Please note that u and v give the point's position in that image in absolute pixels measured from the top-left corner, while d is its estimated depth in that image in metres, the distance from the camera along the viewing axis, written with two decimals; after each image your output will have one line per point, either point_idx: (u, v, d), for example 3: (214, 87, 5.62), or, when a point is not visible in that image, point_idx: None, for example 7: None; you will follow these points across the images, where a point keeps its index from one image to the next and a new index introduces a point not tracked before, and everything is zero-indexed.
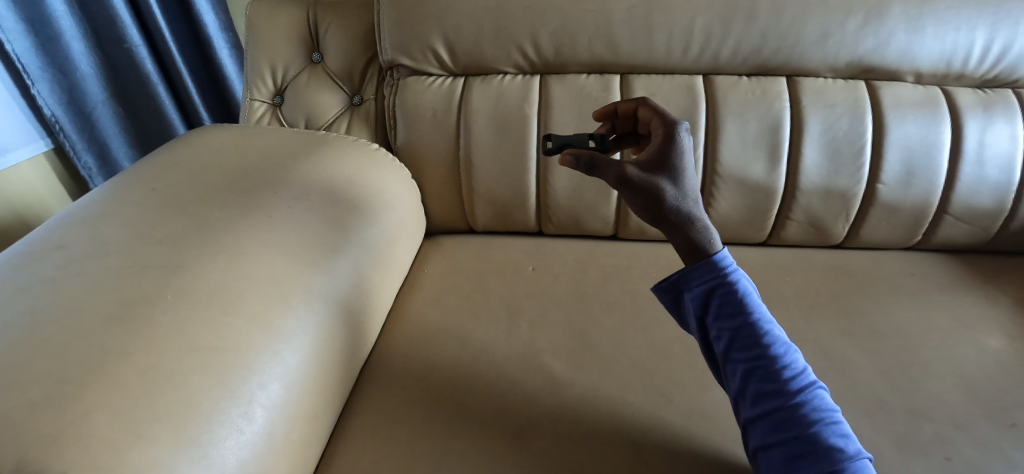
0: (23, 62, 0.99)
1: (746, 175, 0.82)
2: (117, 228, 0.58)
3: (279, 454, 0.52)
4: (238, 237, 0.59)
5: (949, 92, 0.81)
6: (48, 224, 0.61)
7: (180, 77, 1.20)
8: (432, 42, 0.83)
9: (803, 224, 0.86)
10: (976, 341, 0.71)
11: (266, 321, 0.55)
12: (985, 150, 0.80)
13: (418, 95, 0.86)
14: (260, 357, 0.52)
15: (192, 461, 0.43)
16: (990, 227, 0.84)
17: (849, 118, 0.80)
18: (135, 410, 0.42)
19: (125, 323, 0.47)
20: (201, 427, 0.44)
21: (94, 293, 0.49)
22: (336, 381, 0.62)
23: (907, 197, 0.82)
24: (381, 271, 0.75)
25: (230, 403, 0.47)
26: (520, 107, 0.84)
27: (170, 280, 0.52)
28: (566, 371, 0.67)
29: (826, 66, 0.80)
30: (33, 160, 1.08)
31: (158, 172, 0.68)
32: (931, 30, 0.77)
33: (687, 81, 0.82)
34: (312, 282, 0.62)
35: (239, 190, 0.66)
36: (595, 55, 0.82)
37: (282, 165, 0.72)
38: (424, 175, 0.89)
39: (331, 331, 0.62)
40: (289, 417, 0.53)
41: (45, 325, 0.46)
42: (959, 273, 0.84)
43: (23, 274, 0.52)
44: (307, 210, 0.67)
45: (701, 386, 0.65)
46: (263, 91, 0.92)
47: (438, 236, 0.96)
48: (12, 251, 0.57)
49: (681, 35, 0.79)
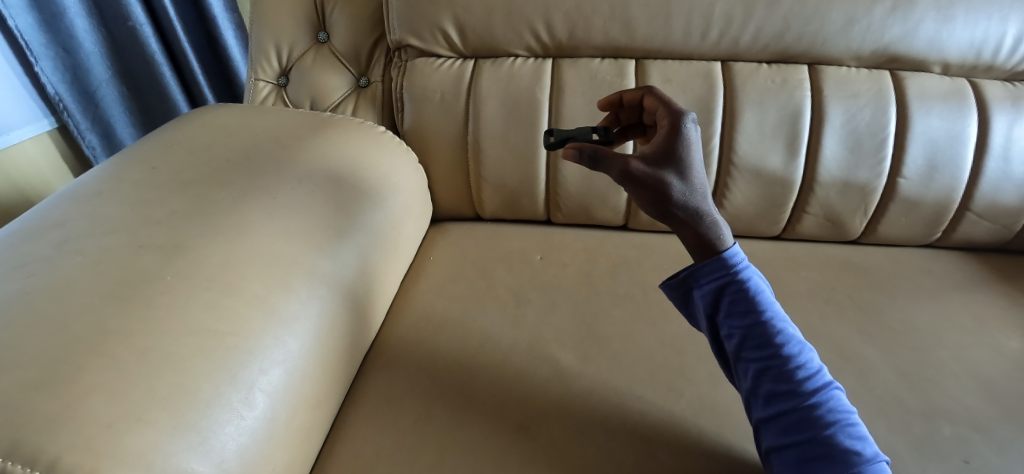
0: (26, 38, 0.98)
1: (762, 167, 0.80)
2: (117, 208, 0.56)
3: (283, 440, 0.50)
4: (239, 218, 0.57)
5: (976, 84, 0.78)
6: (44, 202, 0.59)
7: (185, 57, 1.18)
8: (441, 22, 0.81)
9: (819, 218, 0.83)
10: (996, 341, 0.69)
11: (267, 304, 0.53)
12: (1011, 146, 0.77)
13: (425, 76, 0.83)
14: (261, 342, 0.50)
15: (190, 447, 0.41)
16: (1012, 225, 0.81)
17: (871, 109, 0.77)
18: (131, 392, 0.41)
19: (123, 304, 0.46)
20: (200, 412, 0.43)
21: (92, 275, 0.48)
22: (340, 367, 0.61)
23: (928, 192, 0.79)
24: (387, 255, 0.73)
25: (230, 387, 0.46)
26: (531, 92, 0.81)
27: (170, 262, 0.50)
28: (574, 363, 0.66)
29: (850, 55, 0.77)
30: (37, 139, 1.06)
31: (160, 151, 0.67)
32: (962, 18, 0.74)
33: (704, 67, 0.80)
34: (315, 266, 0.59)
35: (241, 172, 0.64)
36: (609, 38, 0.79)
37: (285, 145, 0.70)
38: (431, 158, 0.87)
39: (335, 318, 0.60)
40: (291, 403, 0.52)
41: (41, 306, 0.44)
42: (980, 272, 0.81)
43: (19, 252, 0.51)
44: (311, 193, 0.65)
45: (712, 380, 0.63)
46: (267, 71, 0.90)
47: (444, 222, 0.94)
48: (9, 228, 0.56)
49: (700, 20, 0.77)
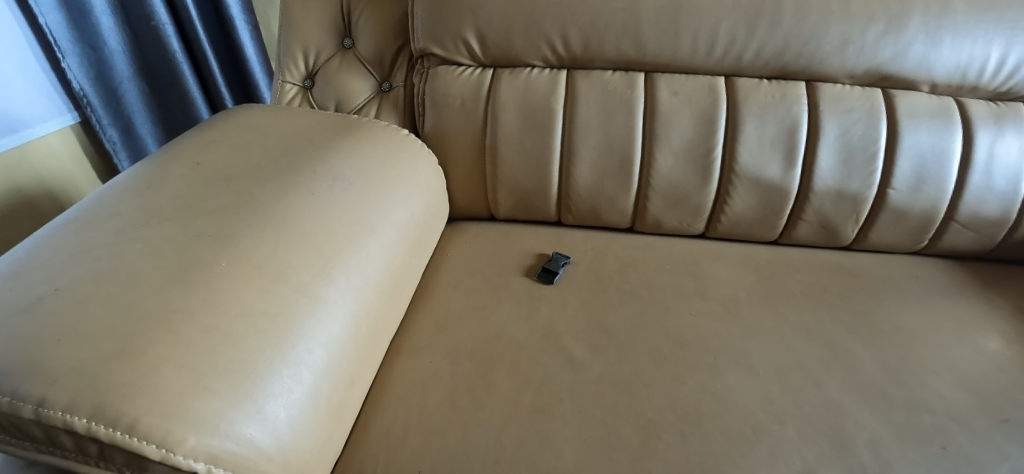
0: (55, 35, 1.02)
1: (762, 176, 0.85)
2: (169, 200, 0.61)
3: (325, 414, 0.55)
4: (281, 212, 0.62)
5: (962, 102, 0.84)
6: (96, 193, 0.64)
7: (204, 56, 1.23)
8: (463, 33, 0.86)
9: (814, 224, 0.89)
10: (976, 341, 0.74)
11: (310, 289, 0.57)
12: (994, 161, 0.82)
13: (447, 83, 0.89)
14: (306, 324, 0.55)
15: (248, 415, 0.46)
16: (994, 235, 0.87)
17: (864, 123, 0.83)
18: (198, 364, 0.46)
19: (182, 286, 0.50)
20: (256, 384, 0.48)
21: (146, 259, 0.53)
22: (371, 351, 0.65)
23: (916, 202, 0.85)
24: (411, 250, 0.77)
25: (281, 363, 0.51)
26: (546, 100, 0.86)
27: (221, 249, 0.55)
28: (585, 354, 0.70)
29: (845, 72, 0.83)
30: (60, 133, 1.11)
31: (202, 148, 0.71)
32: (949, 41, 0.80)
33: (709, 81, 0.85)
34: (350, 256, 0.64)
35: (280, 169, 0.69)
36: (621, 52, 0.84)
37: (318, 145, 0.75)
38: (449, 160, 0.92)
39: (368, 305, 0.65)
40: (331, 381, 0.56)
41: (105, 285, 0.49)
42: (964, 279, 0.86)
43: (81, 237, 0.55)
44: (345, 189, 0.70)
45: (713, 371, 0.68)
46: (294, 74, 0.95)
47: (459, 221, 0.99)
48: (67, 216, 0.60)
49: (706, 37, 0.82)
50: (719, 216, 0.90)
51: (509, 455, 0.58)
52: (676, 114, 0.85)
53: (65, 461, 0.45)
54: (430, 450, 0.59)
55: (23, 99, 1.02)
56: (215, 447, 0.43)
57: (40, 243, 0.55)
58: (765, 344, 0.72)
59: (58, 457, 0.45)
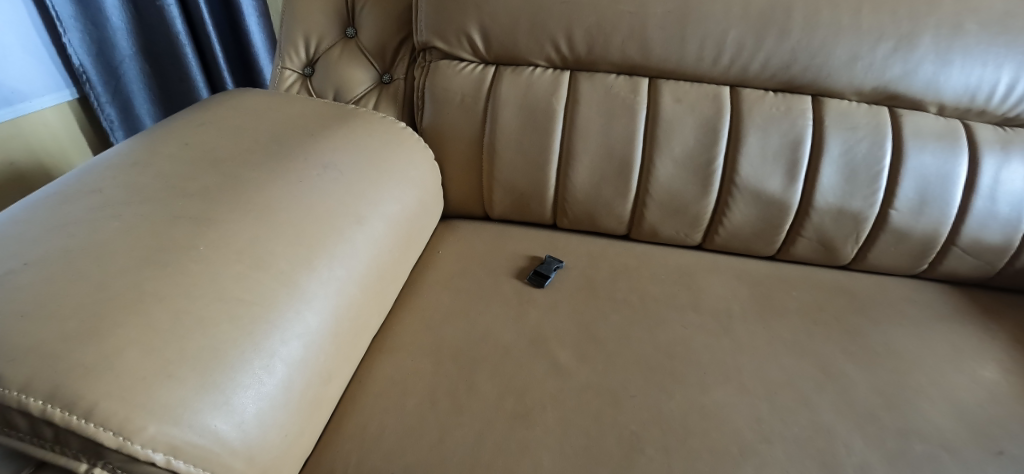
0: (58, 11, 1.01)
1: (761, 189, 0.84)
2: (152, 179, 0.60)
3: (297, 409, 0.53)
4: (267, 198, 0.60)
5: (969, 126, 0.82)
6: (79, 168, 0.62)
7: (208, 39, 1.21)
8: (467, 27, 0.84)
9: (813, 241, 0.87)
10: (972, 369, 0.72)
11: (290, 279, 0.56)
12: (999, 187, 0.81)
13: (447, 77, 0.87)
14: (283, 314, 0.53)
15: (214, 405, 0.44)
16: (995, 263, 0.85)
17: (869, 141, 0.81)
18: (165, 350, 0.44)
19: (158, 268, 0.49)
20: (225, 374, 0.46)
21: (124, 239, 0.51)
22: (352, 346, 0.64)
23: (918, 225, 0.83)
24: (401, 245, 0.76)
25: (253, 354, 0.49)
26: (547, 100, 0.85)
27: (201, 233, 0.53)
28: (572, 360, 0.69)
29: (852, 89, 0.82)
30: (57, 108, 1.09)
31: (192, 128, 0.70)
32: (959, 63, 0.78)
33: (713, 90, 0.84)
34: (335, 248, 0.62)
35: (270, 155, 0.67)
36: (626, 56, 0.83)
37: (311, 133, 0.74)
38: (446, 156, 0.91)
39: (351, 299, 0.63)
40: (306, 374, 0.54)
41: (79, 263, 0.47)
42: (963, 306, 0.85)
43: (57, 212, 0.54)
44: (336, 180, 0.68)
45: (702, 386, 0.67)
46: (294, 60, 0.94)
47: (454, 219, 0.98)
48: (45, 190, 0.58)
49: (713, 45, 0.81)
50: (717, 228, 0.89)
51: (485, 461, 0.57)
52: (678, 122, 0.83)
53: (21, 444, 0.43)
54: (406, 451, 0.57)
55: (21, 71, 1.01)
56: (175, 438, 0.42)
57: (15, 216, 0.54)
58: (757, 361, 0.71)
59: (14, 439, 0.43)
